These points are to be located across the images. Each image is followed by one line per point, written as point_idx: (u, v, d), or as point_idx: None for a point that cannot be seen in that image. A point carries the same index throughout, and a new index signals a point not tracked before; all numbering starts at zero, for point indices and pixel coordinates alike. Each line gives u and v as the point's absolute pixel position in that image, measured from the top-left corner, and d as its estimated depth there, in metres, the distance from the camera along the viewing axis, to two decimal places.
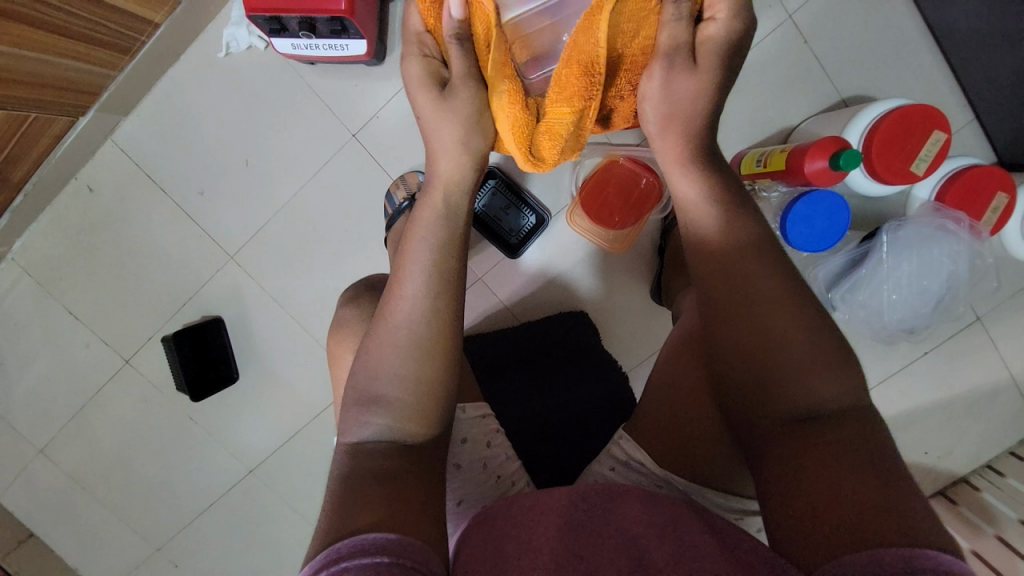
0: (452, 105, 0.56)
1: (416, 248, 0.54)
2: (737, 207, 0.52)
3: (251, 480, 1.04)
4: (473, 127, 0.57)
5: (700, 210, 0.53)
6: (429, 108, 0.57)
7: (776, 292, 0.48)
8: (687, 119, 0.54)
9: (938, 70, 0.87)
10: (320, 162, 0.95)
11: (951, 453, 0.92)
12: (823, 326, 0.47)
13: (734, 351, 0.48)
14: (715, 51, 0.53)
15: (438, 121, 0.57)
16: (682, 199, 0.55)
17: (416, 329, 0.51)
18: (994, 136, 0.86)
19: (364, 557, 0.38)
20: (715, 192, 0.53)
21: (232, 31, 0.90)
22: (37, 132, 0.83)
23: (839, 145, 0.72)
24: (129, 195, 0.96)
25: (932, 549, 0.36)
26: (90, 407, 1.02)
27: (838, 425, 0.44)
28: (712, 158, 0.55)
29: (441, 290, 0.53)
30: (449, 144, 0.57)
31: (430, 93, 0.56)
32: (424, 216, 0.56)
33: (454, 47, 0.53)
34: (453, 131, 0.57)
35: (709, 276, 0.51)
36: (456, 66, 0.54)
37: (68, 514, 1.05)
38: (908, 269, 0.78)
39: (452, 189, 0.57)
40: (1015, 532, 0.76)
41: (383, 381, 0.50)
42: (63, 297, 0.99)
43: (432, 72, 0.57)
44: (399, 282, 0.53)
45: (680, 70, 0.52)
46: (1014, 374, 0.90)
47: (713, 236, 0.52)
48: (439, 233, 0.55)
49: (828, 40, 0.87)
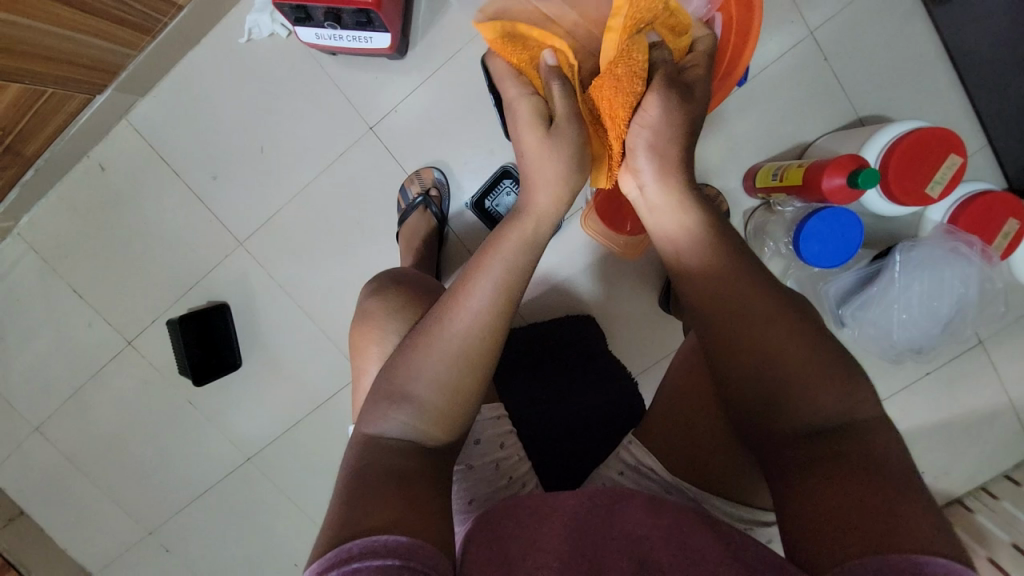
0: (555, 139, 0.56)
1: (493, 264, 0.52)
2: (721, 231, 0.53)
3: (248, 468, 1.04)
4: (574, 163, 0.57)
5: (685, 237, 0.54)
6: (533, 140, 0.57)
7: (779, 306, 0.48)
8: (672, 148, 0.55)
9: (955, 93, 0.87)
10: (335, 153, 0.95)
11: (946, 473, 0.93)
12: (824, 339, 0.47)
13: (742, 360, 0.48)
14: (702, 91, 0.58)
15: (540, 153, 0.56)
16: (670, 232, 0.55)
17: (471, 341, 0.50)
18: (1006, 163, 0.87)
19: (375, 559, 0.39)
20: (702, 220, 0.54)
21: (254, 17, 0.90)
22: (53, 108, 0.82)
23: (857, 163, 0.73)
24: (141, 176, 0.96)
25: (942, 556, 0.37)
26: (89, 387, 1.01)
27: (848, 437, 0.45)
28: (694, 187, 0.56)
29: (504, 310, 0.52)
30: (551, 175, 0.56)
31: (537, 129, 0.57)
32: (510, 237, 0.54)
33: (557, 87, 0.56)
34: (557, 165, 0.56)
35: (704, 295, 0.51)
36: (558, 101, 0.56)
37: (61, 494, 1.04)
38: (919, 290, 0.78)
39: (546, 220, 0.56)
40: (1007, 555, 0.77)
41: (419, 382, 0.49)
42: (68, 275, 0.98)
43: (537, 109, 0.58)
44: (466, 293, 0.51)
45: (676, 101, 0.55)
46: (1012, 399, 0.91)
47: (701, 267, 0.52)
48: (521, 258, 0.53)
49: (848, 58, 0.88)
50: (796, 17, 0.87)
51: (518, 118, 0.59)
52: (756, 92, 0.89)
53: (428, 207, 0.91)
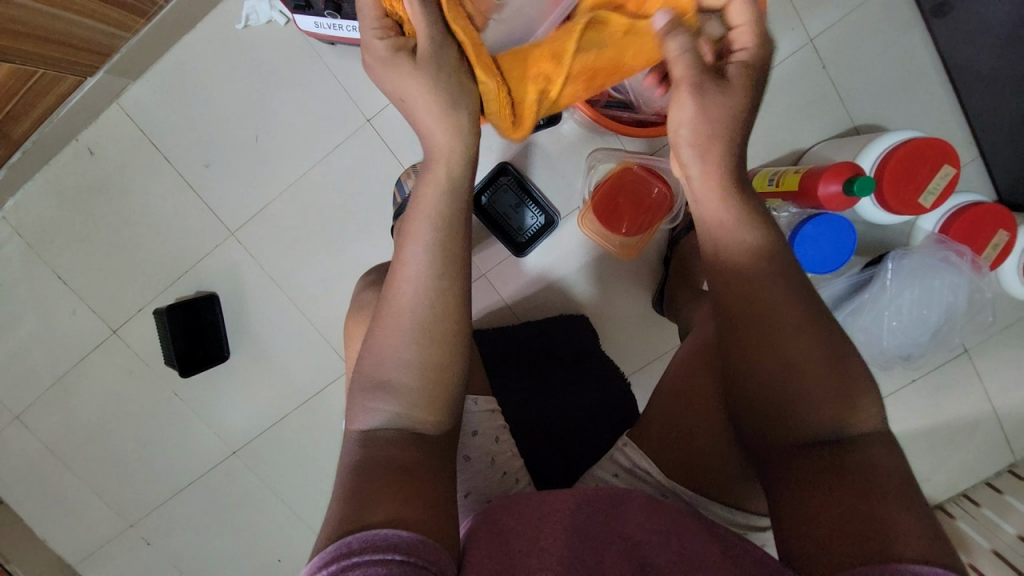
0: (424, 69, 0.52)
1: (418, 228, 0.52)
2: (761, 215, 0.52)
3: (233, 461, 1.03)
4: (449, 97, 0.53)
5: (738, 229, 0.51)
6: (403, 79, 0.53)
7: (796, 315, 0.48)
8: (722, 140, 0.52)
9: (949, 106, 0.89)
10: (330, 145, 0.94)
11: (929, 479, 0.94)
12: (845, 349, 0.47)
13: (748, 361, 0.48)
14: (740, 71, 0.52)
15: (417, 92, 0.53)
16: (716, 223, 0.52)
17: (422, 310, 0.50)
18: (997, 175, 0.88)
19: (374, 553, 0.38)
20: (749, 212, 0.52)
21: (252, 3, 0.88)
22: (44, 89, 0.80)
23: (853, 171, 0.74)
24: (131, 162, 0.94)
25: (940, 567, 0.38)
26: (72, 376, 0.99)
27: (851, 446, 0.45)
28: (740, 176, 0.53)
29: (444, 269, 0.51)
30: (435, 117, 0.53)
31: (404, 66, 0.52)
32: (427, 193, 0.54)
33: (414, 5, 0.50)
34: (434, 102, 0.53)
35: (727, 291, 0.51)
36: (423, 36, 0.52)
37: (40, 484, 1.02)
38: (910, 297, 0.79)
39: (454, 161, 0.55)
40: (988, 562, 0.78)
41: (385, 364, 0.49)
42: (53, 260, 0.96)
43: (395, 44, 0.53)
44: (402, 263, 0.52)
45: (712, 94, 0.51)
46: (995, 408, 0.92)
47: (755, 263, 0.50)
48: (441, 213, 0.53)
49: (846, 67, 0.88)
50: (796, 24, 0.87)
51: (376, 52, 0.53)
52: None
53: None
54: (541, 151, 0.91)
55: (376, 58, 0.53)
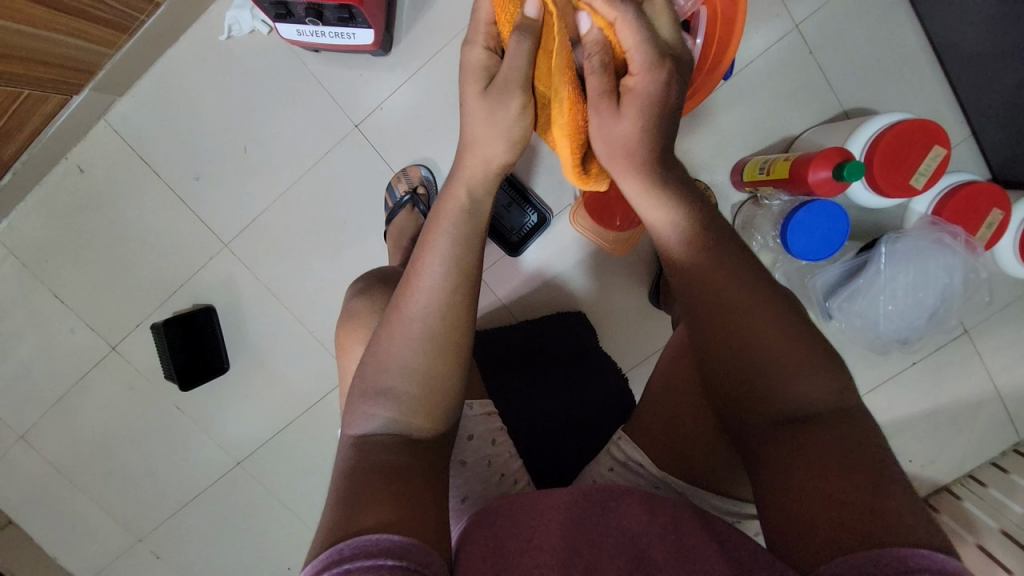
0: (490, 100, 0.54)
1: (439, 242, 0.52)
2: (704, 229, 0.51)
3: (238, 472, 1.03)
4: (503, 122, 0.54)
5: (667, 229, 0.52)
6: (471, 95, 0.55)
7: (751, 294, 0.48)
8: (634, 154, 0.52)
9: (938, 86, 0.88)
10: (320, 153, 0.94)
11: (934, 461, 0.94)
12: (796, 325, 0.47)
13: (719, 347, 0.49)
14: (634, 99, 0.51)
15: (475, 109, 0.55)
16: (652, 223, 0.53)
17: (433, 321, 0.49)
18: (989, 153, 0.88)
19: (366, 559, 0.38)
20: (675, 217, 0.52)
21: (235, 14, 0.88)
22: (30, 110, 0.80)
23: (842, 155, 0.73)
24: (121, 177, 0.94)
25: (924, 547, 0.37)
26: (73, 394, 1.00)
27: (823, 424, 0.45)
28: (673, 187, 0.52)
29: (458, 286, 0.51)
30: (480, 136, 0.55)
31: (476, 85, 0.55)
32: (449, 208, 0.53)
33: (516, 48, 0.51)
34: (484, 120, 0.55)
35: (688, 280, 0.51)
36: (508, 60, 0.52)
37: (48, 503, 1.02)
38: (904, 280, 0.79)
39: (479, 185, 0.55)
40: (996, 541, 0.77)
41: (393, 373, 0.49)
42: (49, 280, 0.96)
43: (485, 64, 0.55)
44: (418, 275, 0.51)
45: (607, 118, 0.51)
46: (997, 387, 0.92)
47: (681, 259, 0.51)
48: (462, 229, 0.52)
49: (833, 51, 0.88)
50: (781, 10, 0.87)
51: (466, 62, 0.56)
52: (743, 86, 0.89)
53: (416, 205, 0.90)
54: (529, 149, 0.91)
55: (470, 60, 0.56)
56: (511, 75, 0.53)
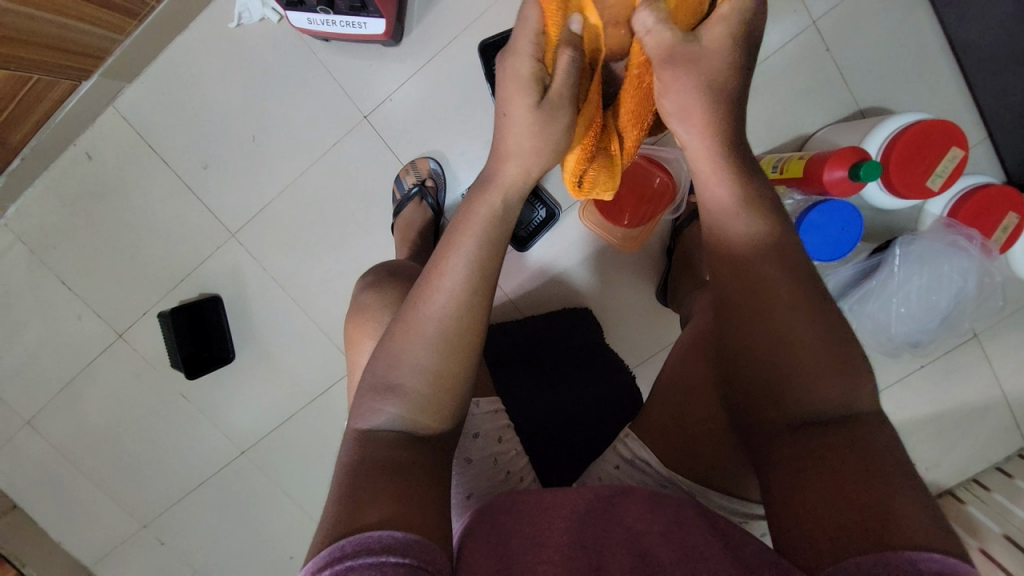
0: (545, 113, 0.52)
1: (463, 242, 0.51)
2: (760, 198, 0.51)
3: (242, 461, 1.03)
4: (555, 136, 0.53)
5: (732, 211, 0.50)
6: (520, 106, 0.53)
7: (793, 298, 0.46)
8: (709, 102, 0.52)
9: (956, 86, 0.87)
10: (328, 144, 0.93)
11: (938, 465, 0.94)
12: (836, 329, 0.46)
13: (740, 349, 0.48)
14: (723, 31, 0.51)
15: (521, 121, 0.53)
16: (715, 203, 0.52)
17: (450, 322, 0.49)
18: (1005, 156, 0.86)
19: (369, 556, 0.38)
20: (742, 179, 0.51)
21: (244, 1, 0.87)
22: (39, 95, 0.80)
23: (858, 155, 0.73)
24: (129, 165, 0.94)
25: (935, 551, 0.36)
26: (80, 381, 1.00)
27: (841, 430, 0.44)
28: (740, 155, 0.53)
29: (479, 288, 0.51)
30: (526, 148, 0.54)
31: (527, 99, 0.52)
32: (479, 211, 0.53)
33: (565, 61, 0.51)
34: (531, 133, 0.53)
35: (726, 279, 0.50)
36: (559, 76, 0.51)
37: (53, 488, 1.03)
38: (918, 283, 0.78)
39: (511, 191, 0.55)
40: (1000, 546, 0.77)
41: (405, 371, 0.49)
42: (56, 266, 0.96)
43: (536, 75, 0.52)
44: (440, 274, 0.50)
45: (683, 70, 0.51)
46: (1006, 392, 0.91)
47: (738, 246, 0.50)
48: (489, 232, 0.52)
49: (849, 49, 0.87)
50: (798, 6, 0.86)
51: (510, 72, 0.53)
52: (756, 83, 0.88)
53: (424, 198, 0.90)
54: None
55: (515, 70, 0.53)
56: (562, 93, 0.52)
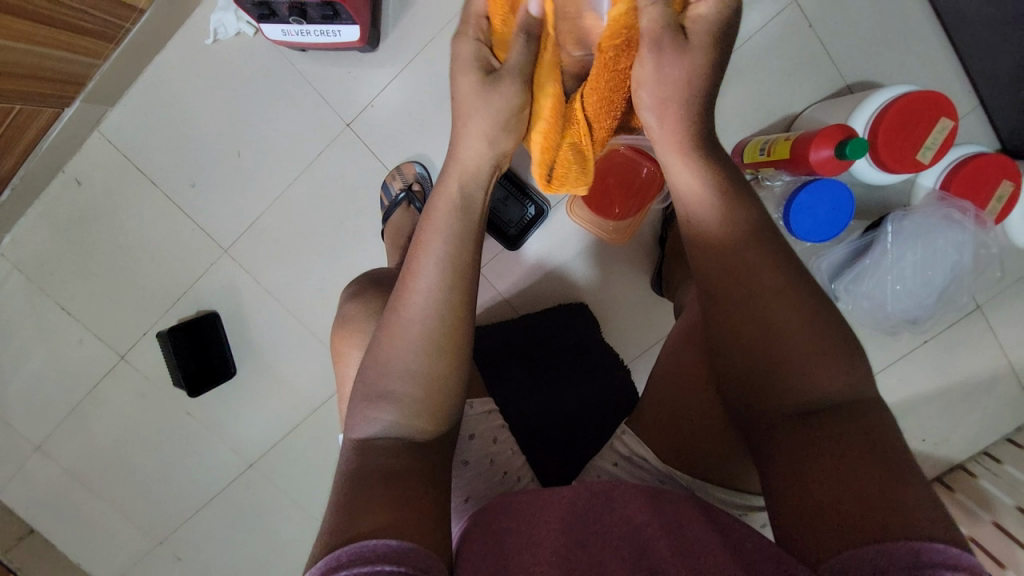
0: (490, 87, 0.53)
1: (431, 241, 0.51)
2: (735, 193, 0.51)
3: (250, 474, 1.04)
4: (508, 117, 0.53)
5: (697, 198, 0.51)
6: (465, 84, 0.54)
7: (774, 285, 0.46)
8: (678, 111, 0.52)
9: (944, 54, 0.85)
10: (313, 153, 0.93)
11: (948, 440, 0.92)
12: (813, 313, 0.46)
13: (731, 340, 0.48)
14: (706, 30, 0.50)
15: (472, 101, 0.53)
16: (681, 190, 0.52)
17: (432, 320, 0.49)
18: (998, 124, 0.85)
19: (363, 564, 0.38)
20: (711, 171, 0.51)
21: (219, 17, 0.88)
22: (23, 124, 0.80)
23: (844, 133, 0.71)
24: (117, 188, 0.94)
25: (939, 541, 0.36)
26: (86, 405, 1.01)
27: (839, 417, 0.43)
28: (713, 150, 0.53)
29: (456, 285, 0.50)
30: (476, 129, 0.53)
31: (474, 77, 0.53)
32: (440, 208, 0.52)
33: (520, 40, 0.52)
34: (483, 111, 0.53)
35: (712, 276, 0.49)
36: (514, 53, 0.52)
37: (67, 510, 1.04)
38: (912, 259, 0.77)
39: (469, 179, 0.54)
40: (1013, 518, 0.76)
41: (394, 377, 0.48)
42: (55, 293, 0.97)
43: (480, 55, 0.54)
44: (415, 275, 0.50)
45: (661, 60, 0.50)
46: (1012, 362, 0.90)
47: (712, 230, 0.50)
48: (457, 227, 0.51)
49: (832, 24, 0.85)
50: None
51: (460, 56, 0.55)
52: (740, 65, 0.87)
53: (411, 203, 0.89)
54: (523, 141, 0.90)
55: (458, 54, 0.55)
56: (513, 66, 0.52)
